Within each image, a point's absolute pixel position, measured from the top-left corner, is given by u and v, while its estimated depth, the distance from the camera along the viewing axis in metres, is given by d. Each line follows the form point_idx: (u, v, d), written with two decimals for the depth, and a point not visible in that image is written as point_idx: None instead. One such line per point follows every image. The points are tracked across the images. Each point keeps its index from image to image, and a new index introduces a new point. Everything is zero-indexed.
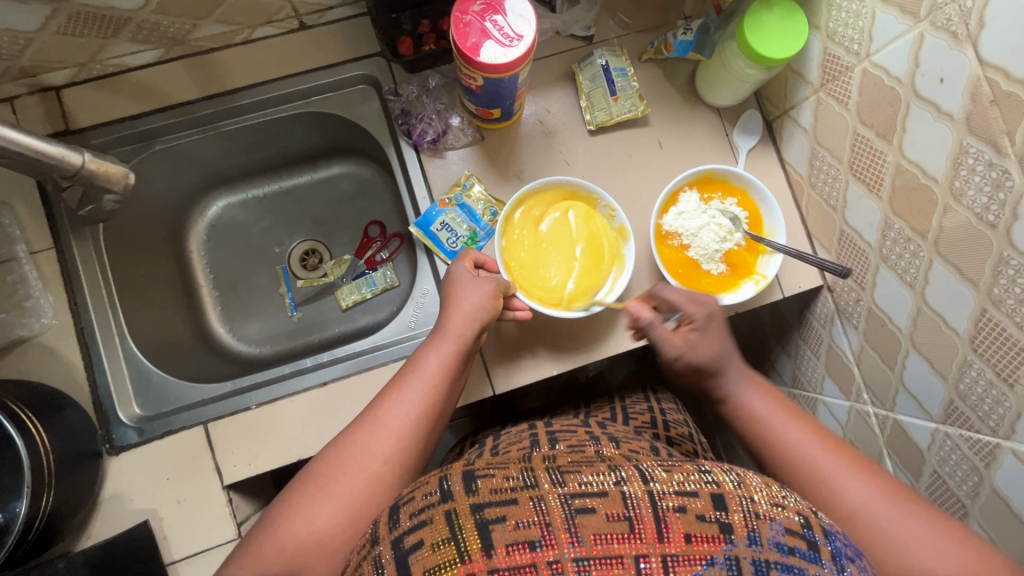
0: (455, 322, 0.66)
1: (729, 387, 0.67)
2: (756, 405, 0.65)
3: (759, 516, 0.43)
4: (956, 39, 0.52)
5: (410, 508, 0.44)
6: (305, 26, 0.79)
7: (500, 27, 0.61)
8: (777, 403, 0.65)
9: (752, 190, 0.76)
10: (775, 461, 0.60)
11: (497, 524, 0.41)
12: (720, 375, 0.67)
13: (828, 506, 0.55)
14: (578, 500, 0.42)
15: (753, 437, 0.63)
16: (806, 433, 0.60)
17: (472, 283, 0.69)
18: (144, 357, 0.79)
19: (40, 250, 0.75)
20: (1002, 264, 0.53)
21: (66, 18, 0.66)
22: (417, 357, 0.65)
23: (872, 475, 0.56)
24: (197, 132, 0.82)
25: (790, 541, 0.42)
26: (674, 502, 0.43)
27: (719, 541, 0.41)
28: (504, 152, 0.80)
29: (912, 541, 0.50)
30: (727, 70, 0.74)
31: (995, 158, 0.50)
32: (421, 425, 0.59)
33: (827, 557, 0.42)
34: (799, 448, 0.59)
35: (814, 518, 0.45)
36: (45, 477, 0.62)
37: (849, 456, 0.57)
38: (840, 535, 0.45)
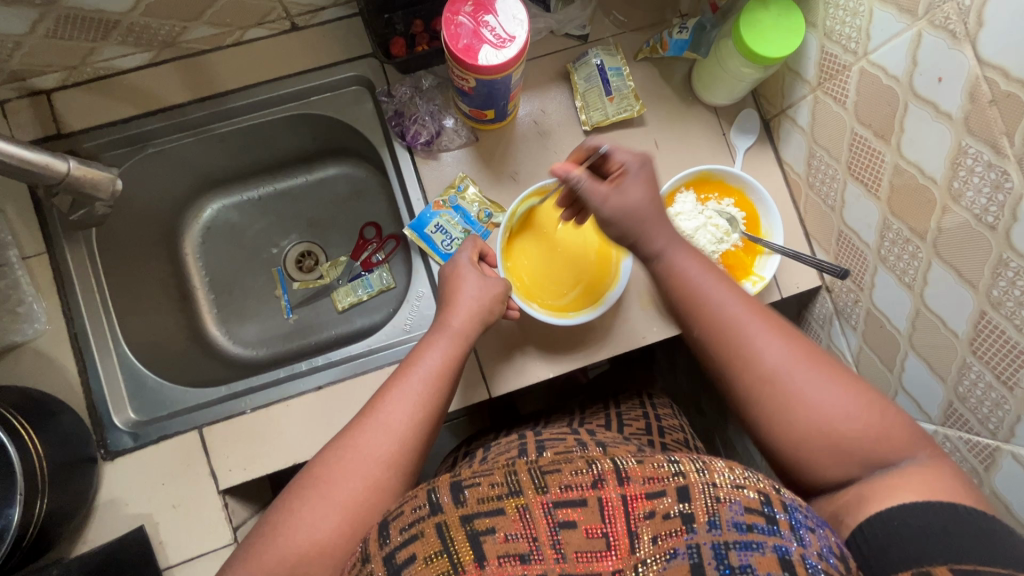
0: (456, 319, 0.66)
1: (659, 244, 0.61)
2: (687, 266, 0.60)
3: (718, 500, 0.42)
4: (954, 38, 0.51)
5: (399, 522, 0.43)
6: (297, 27, 0.78)
7: (492, 28, 0.60)
8: (709, 266, 0.60)
9: (749, 190, 0.75)
10: (701, 328, 0.58)
11: (488, 535, 0.41)
12: (649, 237, 0.61)
13: (745, 368, 0.54)
14: (560, 512, 0.42)
15: (682, 304, 0.60)
16: (736, 298, 0.57)
17: (476, 280, 0.69)
18: (138, 362, 0.79)
19: (32, 255, 0.75)
20: (1001, 266, 0.52)
21: (55, 22, 0.65)
22: (418, 355, 0.64)
23: (794, 339, 0.55)
24: (189, 135, 0.82)
25: (749, 518, 0.42)
26: (644, 508, 0.42)
27: (681, 532, 0.42)
28: (499, 154, 0.79)
29: (824, 403, 0.51)
30: (723, 69, 0.73)
31: (994, 159, 0.50)
32: (423, 426, 0.58)
33: (786, 528, 0.41)
34: (725, 313, 0.57)
35: (776, 494, 0.44)
36: (38, 484, 0.61)
37: (773, 320, 0.56)
38: (800, 506, 0.44)
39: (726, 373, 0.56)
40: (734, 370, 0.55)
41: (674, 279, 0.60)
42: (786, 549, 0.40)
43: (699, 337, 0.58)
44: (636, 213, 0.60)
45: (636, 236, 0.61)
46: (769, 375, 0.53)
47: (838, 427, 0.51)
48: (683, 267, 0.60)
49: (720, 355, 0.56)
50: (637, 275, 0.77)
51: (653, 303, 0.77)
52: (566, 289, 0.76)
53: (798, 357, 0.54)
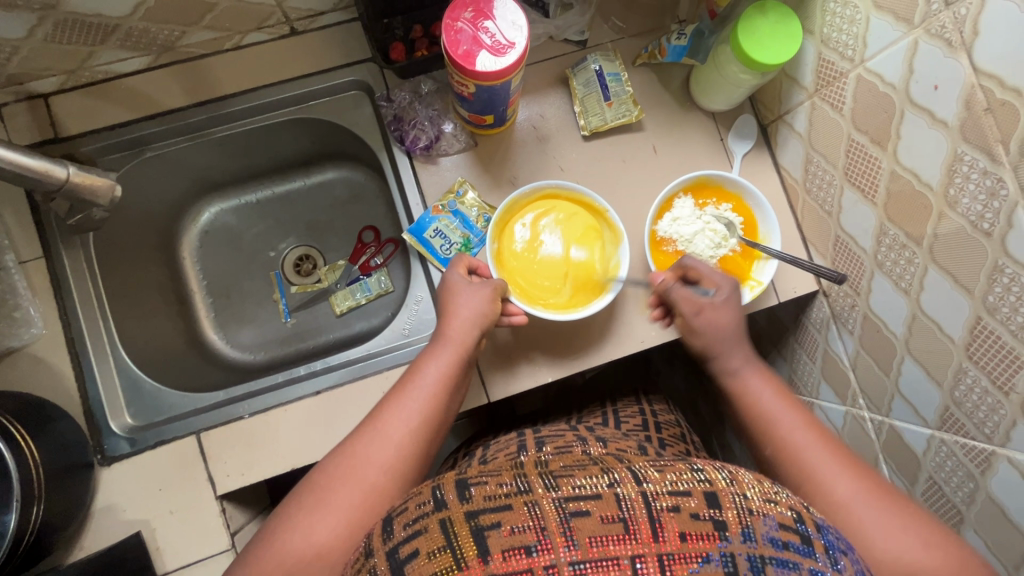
0: (455, 329, 0.66)
1: (736, 364, 0.67)
2: (759, 390, 0.65)
3: (752, 512, 0.42)
4: (950, 46, 0.51)
5: (404, 518, 0.44)
6: (296, 32, 0.79)
7: (492, 34, 0.61)
8: (780, 393, 0.65)
9: (747, 195, 0.76)
10: (771, 448, 0.60)
11: (493, 530, 0.40)
12: (721, 355, 0.68)
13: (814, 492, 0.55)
14: (571, 504, 0.42)
15: (755, 428, 0.63)
16: (806, 428, 0.60)
17: (470, 289, 0.68)
18: (135, 367, 0.78)
19: (29, 259, 0.74)
20: (997, 272, 0.52)
21: (53, 26, 0.65)
22: (419, 366, 0.64)
23: (866, 472, 0.56)
24: (188, 139, 0.82)
25: (784, 536, 0.42)
26: (667, 502, 0.42)
27: (713, 538, 0.41)
28: (498, 158, 0.79)
29: (897, 538, 0.51)
30: (721, 75, 0.73)
31: (990, 166, 0.50)
32: (422, 435, 0.59)
33: (821, 550, 0.41)
34: (793, 437, 0.60)
35: (806, 512, 0.45)
36: (35, 491, 0.61)
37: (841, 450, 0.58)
38: (833, 529, 0.45)
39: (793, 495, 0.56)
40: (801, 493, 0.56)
41: (744, 399, 0.65)
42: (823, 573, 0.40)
43: (767, 456, 0.61)
44: (719, 333, 0.68)
45: (714, 350, 0.68)
46: (839, 502, 0.54)
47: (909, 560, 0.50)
48: (752, 387, 0.66)
49: (785, 472, 0.58)
50: (635, 279, 0.78)
51: None
52: (560, 285, 0.73)
53: (868, 491, 0.54)
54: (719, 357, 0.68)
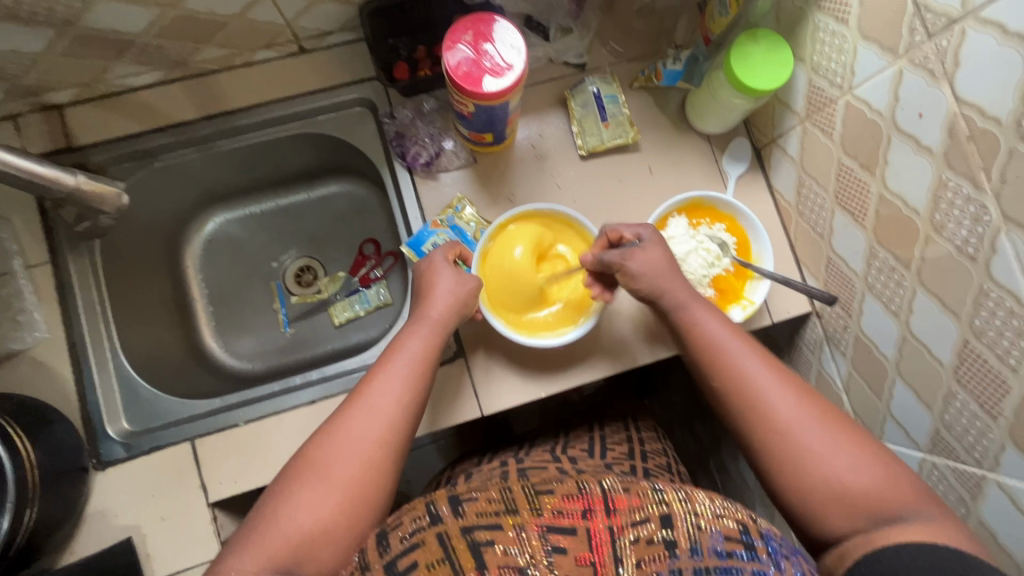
0: (435, 310, 0.66)
1: (682, 301, 0.66)
2: (708, 324, 0.64)
3: (700, 528, 0.45)
4: (933, 76, 0.53)
5: (400, 532, 0.46)
6: (304, 50, 0.81)
7: (491, 56, 0.63)
8: (728, 325, 0.65)
9: (740, 216, 0.77)
10: (717, 378, 0.62)
11: (489, 547, 0.44)
12: (663, 288, 0.67)
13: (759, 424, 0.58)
14: (553, 535, 0.45)
15: (700, 358, 0.64)
16: (754, 356, 0.62)
17: (451, 274, 0.68)
18: (134, 372, 0.79)
19: (36, 263, 0.76)
20: (982, 297, 0.53)
21: (70, 41, 0.68)
22: (399, 342, 0.64)
23: (806, 394, 0.59)
24: (197, 150, 0.84)
25: (730, 547, 0.44)
26: (627, 528, 0.44)
27: (664, 556, 0.44)
28: (496, 176, 0.81)
29: (835, 463, 0.55)
30: (715, 99, 0.75)
31: (973, 193, 0.51)
32: (411, 410, 0.60)
33: (764, 554, 0.44)
34: (746, 370, 0.61)
35: (754, 523, 0.46)
36: (29, 493, 0.62)
37: (787, 380, 0.60)
38: (777, 535, 0.47)
39: (743, 419, 0.59)
40: (748, 421, 0.59)
41: (691, 329, 0.65)
42: None
43: (715, 387, 0.62)
44: (655, 271, 0.67)
45: (659, 288, 0.67)
46: (784, 430, 0.57)
47: (851, 488, 0.54)
48: (699, 320, 0.65)
49: (728, 401, 0.61)
50: (629, 298, 0.79)
51: (645, 325, 0.78)
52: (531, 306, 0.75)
53: (812, 420, 0.57)
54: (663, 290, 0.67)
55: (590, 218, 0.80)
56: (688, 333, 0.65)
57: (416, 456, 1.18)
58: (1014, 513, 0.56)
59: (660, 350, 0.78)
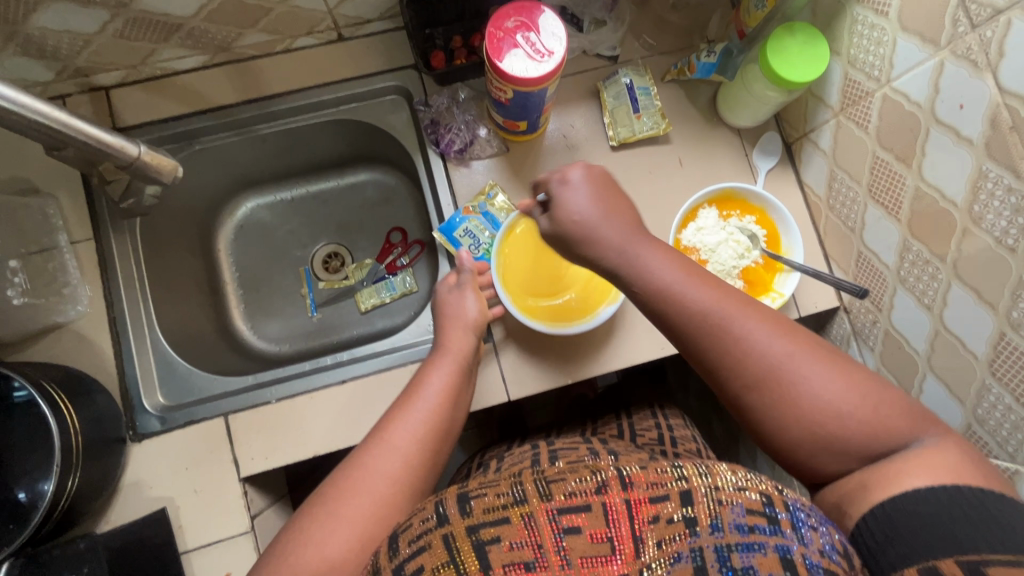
0: (453, 340, 0.69)
1: (617, 250, 0.55)
2: (653, 266, 0.54)
3: (720, 502, 0.44)
4: (976, 66, 0.53)
5: (408, 535, 0.45)
6: (343, 38, 0.83)
7: (532, 43, 0.64)
8: (676, 258, 0.55)
9: (770, 209, 0.77)
10: (686, 325, 0.52)
11: (493, 544, 0.43)
12: (601, 244, 0.56)
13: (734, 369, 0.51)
14: (565, 519, 0.44)
15: (654, 308, 0.54)
16: (718, 291, 0.53)
17: (466, 298, 0.73)
18: (169, 348, 0.81)
19: (80, 240, 0.79)
20: (1021, 288, 0.53)
21: (124, 23, 0.70)
22: (421, 379, 0.66)
23: (774, 325, 0.52)
24: (235, 134, 0.86)
25: (751, 521, 0.43)
26: (648, 512, 0.44)
27: (684, 535, 0.43)
28: (528, 164, 0.82)
29: (825, 387, 0.49)
30: (750, 93, 0.76)
31: (1014, 183, 0.52)
32: (427, 447, 0.59)
33: (788, 527, 0.42)
34: (705, 313, 0.52)
35: (778, 493, 0.44)
36: (73, 459, 0.63)
37: (752, 313, 0.52)
38: (804, 505, 0.45)
39: (717, 368, 0.52)
40: (722, 365, 0.52)
41: (638, 275, 0.55)
42: (787, 549, 0.41)
43: (685, 336, 0.53)
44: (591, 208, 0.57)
45: (596, 237, 0.56)
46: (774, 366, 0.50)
47: (843, 416, 0.49)
48: (644, 261, 0.55)
49: (701, 346, 0.53)
50: None
51: None
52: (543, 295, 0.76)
53: (789, 349, 0.51)
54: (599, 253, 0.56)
55: None
56: (638, 277, 0.54)
57: None
58: None
59: None
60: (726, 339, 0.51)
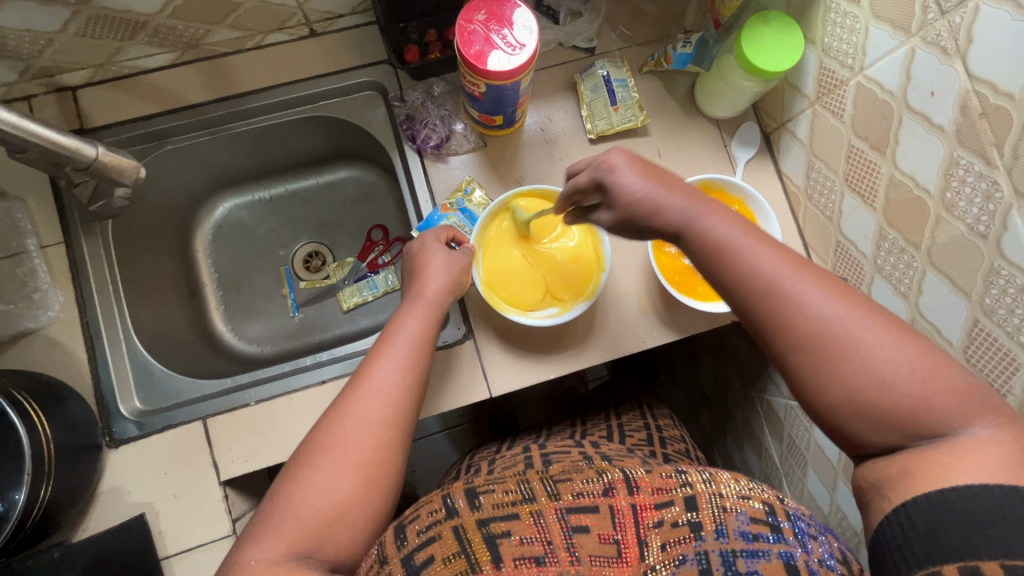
0: (429, 289, 0.66)
1: (679, 216, 0.50)
2: (715, 225, 0.49)
3: (726, 509, 0.46)
4: (945, 53, 0.53)
5: (417, 524, 0.45)
6: (315, 33, 0.82)
7: (503, 36, 0.63)
8: (741, 223, 0.49)
9: (749, 200, 0.77)
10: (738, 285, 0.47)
11: (503, 538, 0.44)
12: (663, 213, 0.50)
13: (794, 328, 0.45)
14: (574, 517, 0.45)
15: (705, 263, 0.49)
16: (781, 256, 0.47)
17: (442, 255, 0.70)
18: (146, 352, 0.80)
19: (50, 244, 0.77)
20: (993, 275, 0.54)
21: (86, 20, 0.68)
22: (396, 324, 0.63)
23: (850, 294, 0.46)
24: (207, 133, 0.84)
25: (755, 529, 0.45)
26: (651, 517, 0.46)
27: (689, 539, 0.45)
28: (506, 159, 0.81)
29: (885, 357, 0.43)
30: (726, 83, 0.75)
31: (985, 170, 0.52)
32: (413, 389, 0.58)
33: (790, 535, 0.45)
34: (768, 275, 0.46)
35: (780, 503, 0.48)
36: (45, 467, 0.62)
37: (820, 276, 0.46)
38: (803, 516, 0.48)
39: (776, 326, 0.46)
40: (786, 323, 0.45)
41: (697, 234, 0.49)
42: (792, 555, 0.44)
43: (733, 293, 0.48)
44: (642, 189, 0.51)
45: (651, 207, 0.51)
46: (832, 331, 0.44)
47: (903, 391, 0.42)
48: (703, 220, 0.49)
49: (756, 316, 0.47)
50: (637, 280, 0.79)
51: (653, 308, 0.78)
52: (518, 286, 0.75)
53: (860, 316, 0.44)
54: (657, 216, 0.51)
55: None
56: (691, 237, 0.49)
57: (425, 444, 1.18)
58: None
59: (669, 333, 0.78)
60: (787, 309, 0.45)
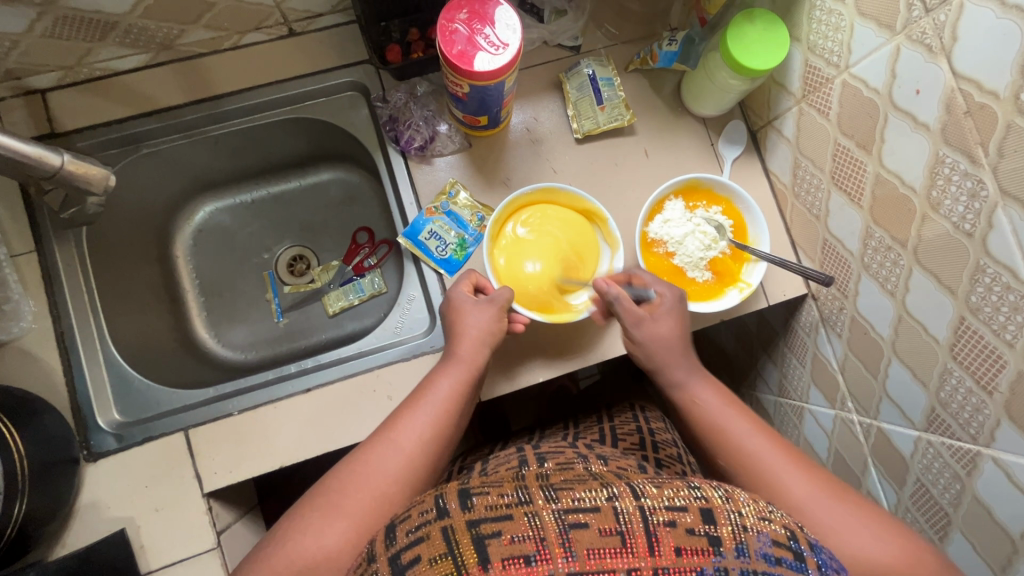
0: (465, 348, 0.67)
1: (679, 377, 0.68)
2: (703, 398, 0.67)
3: (747, 530, 0.43)
4: (930, 51, 0.53)
5: (407, 525, 0.45)
6: (294, 33, 0.80)
7: (486, 35, 0.62)
8: (727, 401, 0.67)
9: (736, 198, 0.77)
10: (725, 459, 0.62)
11: (493, 538, 0.41)
12: (671, 369, 0.69)
13: (769, 496, 0.58)
14: (570, 516, 0.43)
15: (705, 430, 0.65)
16: (755, 433, 0.63)
17: (477, 308, 0.69)
18: (124, 362, 0.78)
19: (21, 253, 0.75)
20: (979, 272, 0.53)
21: (53, 21, 0.66)
22: (430, 381, 0.66)
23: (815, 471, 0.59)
24: (185, 137, 0.82)
25: (777, 552, 0.43)
26: (665, 517, 0.43)
27: (708, 553, 0.42)
28: (492, 160, 0.80)
29: (851, 533, 0.54)
30: (711, 81, 0.75)
31: (970, 168, 0.51)
32: (431, 450, 0.60)
33: (813, 566, 0.42)
34: (746, 447, 0.62)
35: (800, 532, 0.46)
36: (18, 484, 0.60)
37: (793, 455, 0.61)
38: (829, 558, 0.44)
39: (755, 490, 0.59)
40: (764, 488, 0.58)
41: (690, 407, 0.67)
42: None
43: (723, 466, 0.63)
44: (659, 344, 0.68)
45: (660, 365, 0.69)
46: (797, 504, 0.56)
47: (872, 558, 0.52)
48: (696, 396, 0.68)
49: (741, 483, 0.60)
50: None
51: None
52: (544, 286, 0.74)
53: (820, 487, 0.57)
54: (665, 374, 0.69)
55: None
56: (693, 413, 0.67)
57: None
58: (1009, 488, 0.56)
59: None
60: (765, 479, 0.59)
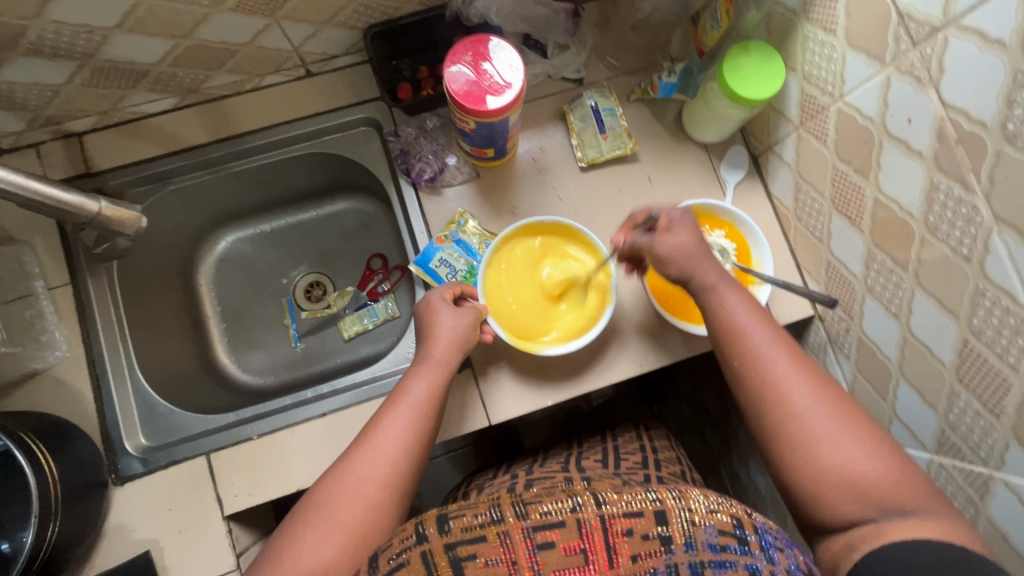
0: (439, 350, 0.67)
1: (711, 281, 0.67)
2: (731, 302, 0.66)
3: (695, 524, 0.45)
4: (919, 82, 0.54)
5: (388, 552, 0.45)
6: (311, 73, 0.85)
7: (489, 74, 0.66)
8: (753, 306, 0.66)
9: (738, 223, 0.79)
10: (740, 360, 0.63)
11: (469, 560, 0.44)
12: (695, 275, 0.67)
13: (776, 402, 0.60)
14: (539, 535, 0.44)
15: (719, 332, 0.66)
16: (773, 338, 0.64)
17: (451, 311, 0.70)
18: (150, 389, 0.81)
19: (57, 285, 0.80)
20: (978, 296, 0.54)
21: (91, 72, 0.72)
22: (405, 384, 0.66)
23: (822, 382, 0.61)
24: (208, 172, 0.87)
25: (723, 541, 0.45)
26: (622, 526, 0.45)
27: (660, 552, 0.44)
28: (499, 190, 0.83)
29: (845, 449, 0.57)
30: (711, 110, 0.77)
31: (964, 194, 0.52)
32: (415, 448, 0.61)
33: (756, 548, 0.45)
34: (760, 351, 0.63)
35: (748, 516, 0.47)
36: (52, 507, 0.64)
37: (805, 364, 0.62)
38: (772, 528, 0.48)
39: (759, 401, 0.61)
40: (769, 397, 0.61)
41: (714, 308, 0.67)
42: (755, 568, 0.44)
43: (736, 368, 0.64)
44: (685, 253, 0.68)
45: (689, 272, 0.68)
46: (798, 413, 0.59)
47: (862, 476, 0.55)
48: (725, 302, 0.66)
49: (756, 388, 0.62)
50: (632, 306, 0.80)
51: (647, 332, 0.79)
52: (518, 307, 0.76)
53: (824, 402, 0.59)
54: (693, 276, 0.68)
55: (593, 226, 0.82)
56: (716, 314, 0.66)
57: (430, 467, 1.18)
58: (1023, 514, 0.56)
59: (666, 356, 0.79)
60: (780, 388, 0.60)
